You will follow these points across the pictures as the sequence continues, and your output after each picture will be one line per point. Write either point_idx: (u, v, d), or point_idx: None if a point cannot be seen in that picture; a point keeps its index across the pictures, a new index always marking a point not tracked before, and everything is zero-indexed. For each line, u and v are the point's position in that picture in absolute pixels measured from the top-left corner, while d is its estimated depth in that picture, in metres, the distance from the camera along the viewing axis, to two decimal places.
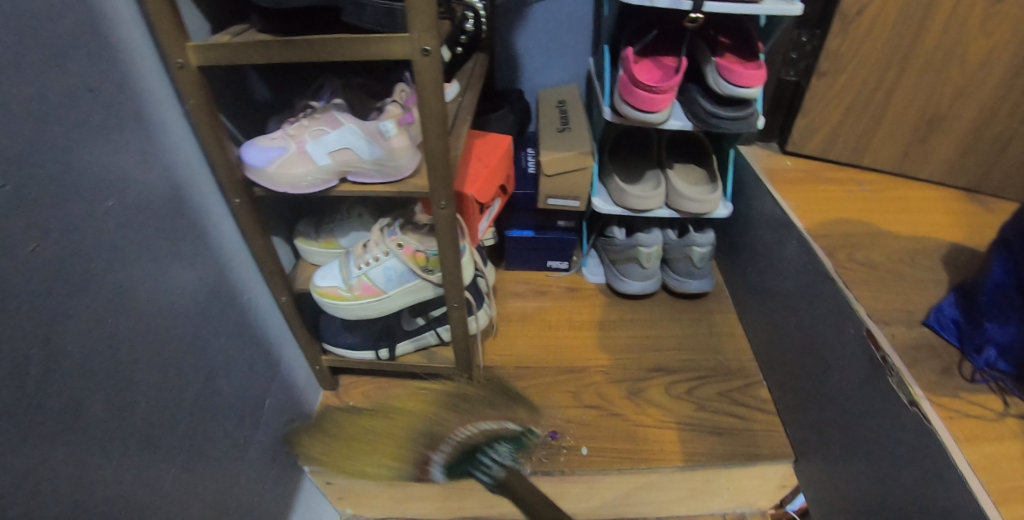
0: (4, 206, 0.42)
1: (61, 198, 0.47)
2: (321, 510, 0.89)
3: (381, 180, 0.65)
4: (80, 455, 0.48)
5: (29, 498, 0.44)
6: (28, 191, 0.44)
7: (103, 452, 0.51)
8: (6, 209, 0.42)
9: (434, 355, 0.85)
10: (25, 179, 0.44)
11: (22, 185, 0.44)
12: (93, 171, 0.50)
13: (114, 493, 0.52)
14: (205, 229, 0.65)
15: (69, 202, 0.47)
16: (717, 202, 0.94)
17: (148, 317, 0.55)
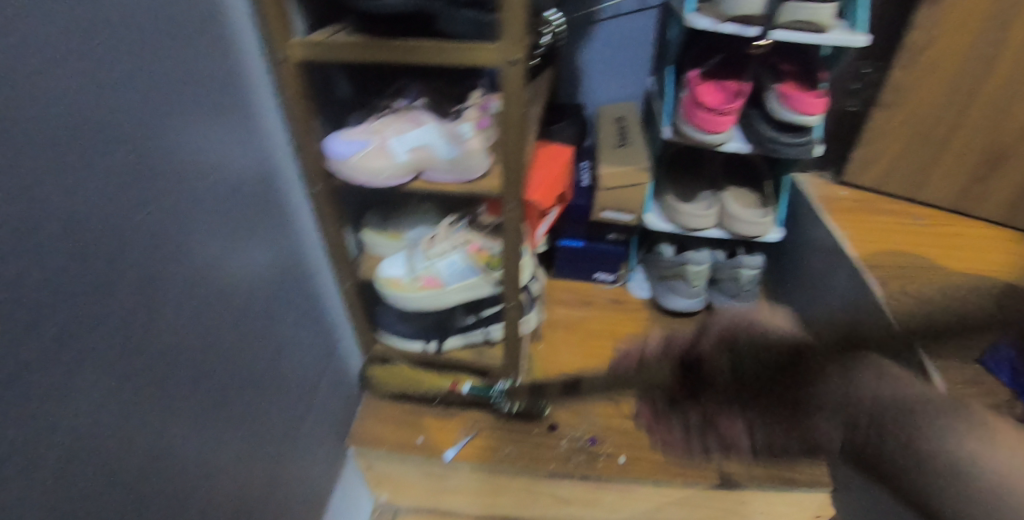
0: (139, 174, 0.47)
1: (182, 170, 0.51)
2: (360, 493, 0.93)
3: (454, 179, 0.69)
4: (172, 409, 0.52)
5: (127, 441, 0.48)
6: (158, 162, 0.48)
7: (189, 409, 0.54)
8: (140, 177, 0.47)
9: (483, 353, 0.89)
10: (158, 151, 0.48)
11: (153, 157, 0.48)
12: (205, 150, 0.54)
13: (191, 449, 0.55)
14: (286, 213, 0.69)
15: (187, 176, 0.52)
16: (769, 226, 0.95)
17: (235, 290, 0.60)
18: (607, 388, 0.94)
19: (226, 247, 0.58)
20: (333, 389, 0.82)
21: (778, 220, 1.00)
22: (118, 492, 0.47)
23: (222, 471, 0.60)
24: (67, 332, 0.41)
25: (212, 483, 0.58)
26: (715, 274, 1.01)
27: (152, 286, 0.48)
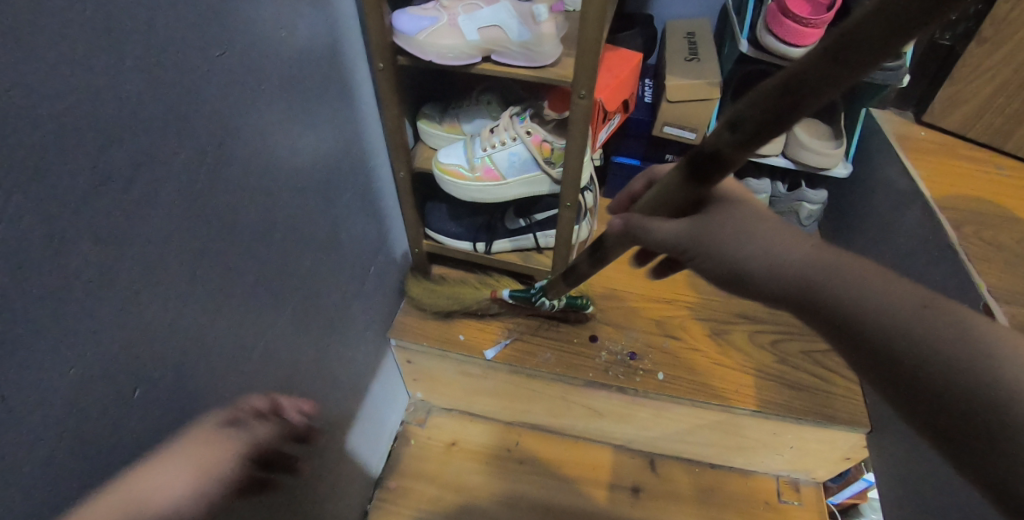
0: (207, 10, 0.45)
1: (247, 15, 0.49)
2: (397, 385, 0.96)
3: (524, 65, 0.66)
4: (227, 260, 0.53)
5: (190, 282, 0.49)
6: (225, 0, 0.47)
7: (242, 267, 0.55)
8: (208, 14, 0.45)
9: (531, 258, 0.87)
10: None
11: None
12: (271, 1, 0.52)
13: (242, 306, 0.56)
14: (348, 89, 0.67)
15: (251, 23, 0.50)
16: (838, 158, 0.90)
17: (289, 158, 0.59)
18: (647, 310, 0.92)
19: (285, 117, 0.57)
20: (379, 279, 0.82)
21: (848, 155, 0.95)
22: (181, 332, 0.48)
23: (270, 332, 0.61)
24: (138, 169, 0.41)
25: (262, 344, 0.60)
26: (773, 206, 0.97)
27: (213, 141, 0.48)
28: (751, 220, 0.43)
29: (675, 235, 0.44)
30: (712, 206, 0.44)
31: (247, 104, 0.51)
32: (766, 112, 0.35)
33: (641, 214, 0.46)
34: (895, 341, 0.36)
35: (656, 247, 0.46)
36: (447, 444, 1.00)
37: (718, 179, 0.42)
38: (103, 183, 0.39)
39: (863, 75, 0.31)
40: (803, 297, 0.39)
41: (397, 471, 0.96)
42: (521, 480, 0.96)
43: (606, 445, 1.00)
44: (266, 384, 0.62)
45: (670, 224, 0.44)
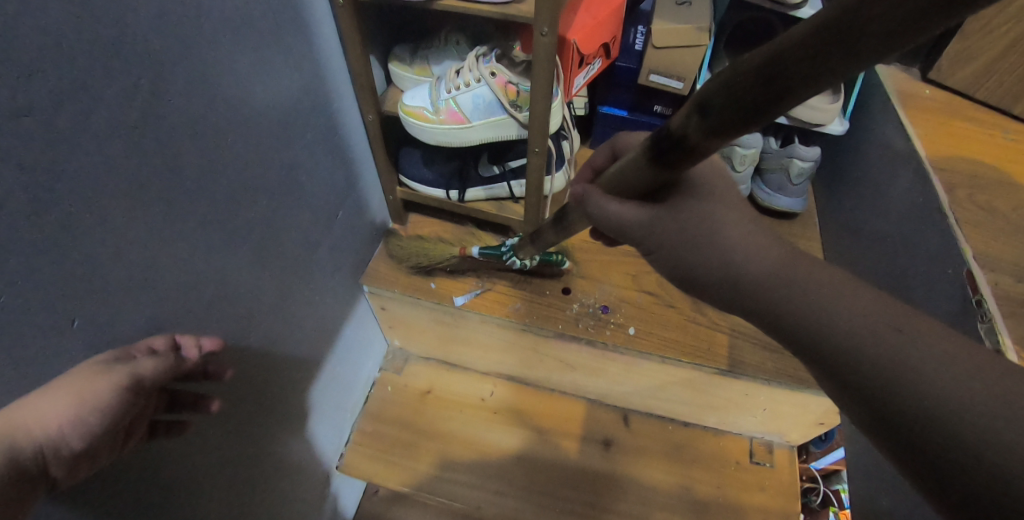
0: None
1: None
2: (373, 332, 0.96)
3: (486, 1, 0.63)
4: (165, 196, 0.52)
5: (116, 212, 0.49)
6: None
7: (180, 204, 0.55)
8: None
9: (505, 207, 0.86)
10: None
11: None
12: None
13: (184, 243, 0.56)
14: (306, 24, 0.65)
15: None
16: (835, 113, 0.86)
17: (233, 95, 0.58)
18: (622, 265, 0.90)
19: (227, 48, 0.56)
20: (349, 224, 0.82)
21: (845, 110, 0.91)
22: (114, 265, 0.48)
23: (218, 270, 0.61)
24: None
25: (215, 281, 0.60)
26: (765, 161, 0.93)
27: (133, 67, 0.47)
28: (717, 217, 0.45)
29: (641, 224, 0.46)
30: (680, 194, 0.46)
31: (177, 31, 0.50)
32: (730, 113, 0.35)
33: (608, 199, 0.47)
34: (850, 350, 0.40)
35: (616, 230, 0.48)
36: (423, 391, 1.01)
37: (681, 166, 0.42)
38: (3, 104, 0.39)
39: (820, 89, 0.31)
40: (768, 297, 0.43)
41: (372, 415, 0.98)
42: (493, 429, 0.97)
43: (580, 398, 1.00)
44: (218, 322, 0.62)
45: (637, 209, 0.46)
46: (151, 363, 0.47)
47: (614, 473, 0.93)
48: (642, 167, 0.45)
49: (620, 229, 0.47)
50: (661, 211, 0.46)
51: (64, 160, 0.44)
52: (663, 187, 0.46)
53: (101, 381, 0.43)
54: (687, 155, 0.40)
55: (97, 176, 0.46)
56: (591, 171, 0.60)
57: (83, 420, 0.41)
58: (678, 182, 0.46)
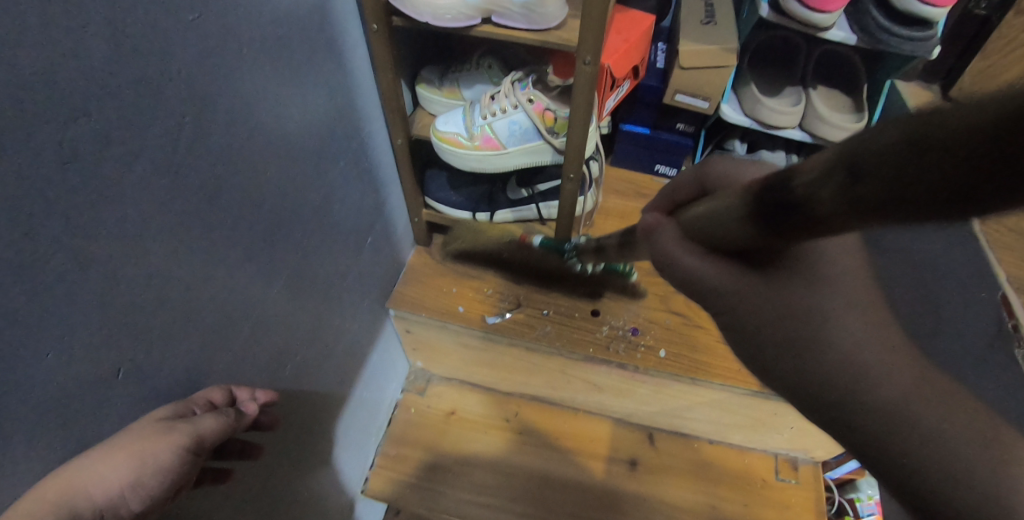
0: None
1: None
2: (396, 354, 0.95)
3: (526, 28, 0.62)
4: (203, 232, 0.51)
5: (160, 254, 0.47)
6: None
7: (219, 241, 0.53)
8: None
9: (533, 229, 0.85)
10: None
11: None
12: None
13: (222, 279, 0.55)
14: (341, 51, 0.64)
15: None
16: (859, 133, 0.86)
17: (272, 128, 0.57)
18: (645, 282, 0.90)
19: (268, 80, 0.55)
20: (377, 249, 0.81)
21: (869, 129, 0.91)
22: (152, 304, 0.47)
23: (253, 304, 0.60)
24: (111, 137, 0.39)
25: (249, 315, 0.59)
26: None
27: (183, 109, 0.46)
28: (849, 316, 0.38)
29: (732, 296, 0.38)
30: (797, 273, 0.38)
31: (221, 67, 0.49)
32: (834, 211, 0.27)
33: (700, 260, 0.39)
34: (930, 471, 0.37)
35: (690, 287, 0.40)
36: (447, 413, 1.00)
37: (792, 241, 0.32)
38: (60, 157, 0.38)
39: (918, 223, 0.25)
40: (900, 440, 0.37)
41: (395, 437, 0.97)
42: (519, 450, 0.96)
43: (605, 418, 1.00)
44: (252, 356, 0.61)
45: (724, 272, 0.38)
46: (211, 420, 0.48)
47: (642, 493, 0.93)
48: (731, 230, 0.36)
49: (697, 290, 0.39)
50: (749, 282, 0.38)
51: (113, 206, 0.42)
52: (778, 253, 0.37)
53: (161, 440, 0.44)
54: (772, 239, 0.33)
55: (144, 221, 0.45)
56: (666, 199, 0.47)
57: (143, 482, 0.42)
58: (799, 251, 0.37)
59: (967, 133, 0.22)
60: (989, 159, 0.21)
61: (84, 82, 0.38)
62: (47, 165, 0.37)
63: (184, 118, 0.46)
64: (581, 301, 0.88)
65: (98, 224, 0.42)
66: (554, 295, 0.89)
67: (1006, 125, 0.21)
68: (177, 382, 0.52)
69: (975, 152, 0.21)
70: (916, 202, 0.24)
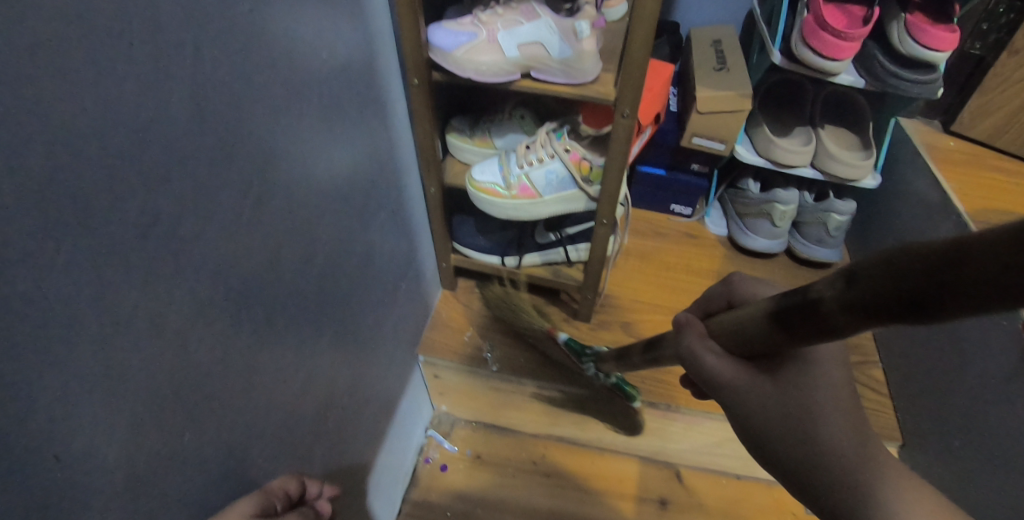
0: (242, 39, 0.44)
1: (280, 38, 0.48)
2: (423, 399, 0.95)
3: (564, 82, 0.64)
4: (259, 288, 0.52)
5: (222, 312, 0.47)
6: (259, 18, 0.45)
7: (272, 297, 0.54)
8: (244, 43, 0.44)
9: (560, 272, 0.86)
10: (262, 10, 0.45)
11: (259, 13, 0.45)
12: (307, 22, 0.51)
13: (274, 335, 0.55)
14: (385, 106, 0.66)
15: (287, 46, 0.49)
16: (868, 170, 0.89)
17: (321, 184, 0.58)
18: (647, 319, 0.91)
19: (321, 133, 0.56)
20: (409, 296, 0.82)
21: (877, 166, 0.94)
22: (209, 366, 0.47)
23: (300, 360, 0.60)
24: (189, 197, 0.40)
25: (297, 370, 0.60)
26: (801, 216, 0.96)
27: (248, 173, 0.47)
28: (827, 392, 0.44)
29: (745, 393, 0.44)
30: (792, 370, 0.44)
31: (279, 126, 0.50)
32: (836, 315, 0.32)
33: (716, 353, 0.45)
34: (837, 478, 0.41)
35: (704, 380, 0.46)
36: (472, 458, 0.99)
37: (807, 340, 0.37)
38: (144, 222, 0.38)
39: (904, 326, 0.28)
40: (778, 417, 0.43)
41: (421, 484, 0.95)
42: (546, 493, 0.95)
43: (632, 457, 0.99)
44: (300, 410, 0.61)
45: (735, 367, 0.44)
46: None
47: None
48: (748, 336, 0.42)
49: (709, 382, 0.45)
50: (750, 374, 0.44)
51: (187, 268, 0.43)
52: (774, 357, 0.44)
53: None
54: (819, 333, 0.34)
55: (212, 279, 0.46)
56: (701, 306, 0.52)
57: None
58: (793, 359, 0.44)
59: (967, 262, 0.24)
60: (946, 272, 0.25)
61: (169, 148, 0.39)
62: (135, 229, 0.38)
63: (250, 178, 0.48)
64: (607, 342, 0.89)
65: (175, 284, 0.42)
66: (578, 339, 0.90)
67: (1007, 251, 0.23)
68: (233, 442, 0.52)
69: (935, 262, 0.25)
70: (900, 305, 0.27)
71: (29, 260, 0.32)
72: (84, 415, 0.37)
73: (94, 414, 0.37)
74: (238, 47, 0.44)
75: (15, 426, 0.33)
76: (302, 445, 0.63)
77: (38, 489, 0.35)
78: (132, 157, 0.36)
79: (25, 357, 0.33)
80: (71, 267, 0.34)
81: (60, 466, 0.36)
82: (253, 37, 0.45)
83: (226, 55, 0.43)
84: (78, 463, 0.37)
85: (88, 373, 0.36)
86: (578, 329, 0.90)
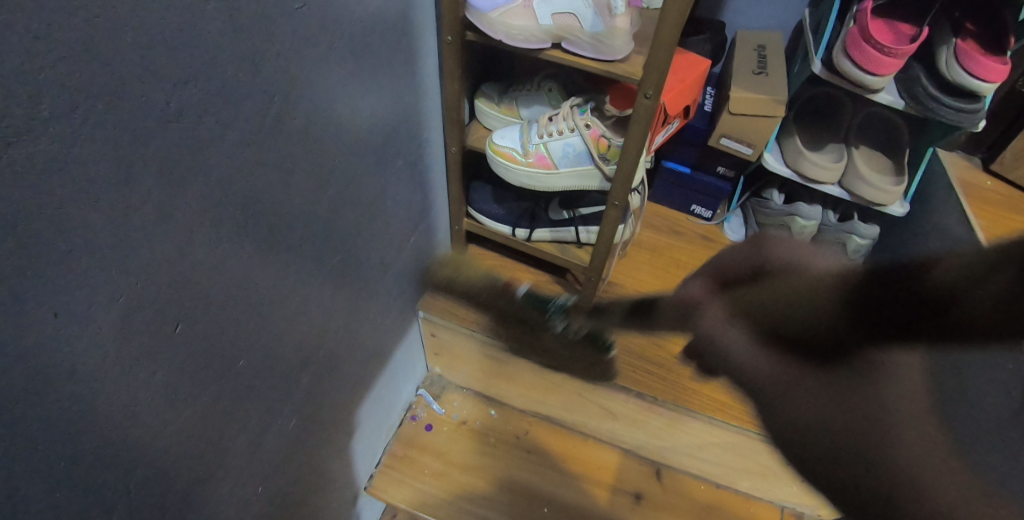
0: None
1: None
2: (418, 356, 0.97)
3: (592, 57, 0.65)
4: (267, 205, 0.54)
5: (226, 220, 0.50)
6: None
7: (278, 217, 0.56)
8: None
9: (568, 251, 0.87)
10: None
11: None
12: None
13: (276, 255, 0.57)
14: (417, 57, 0.68)
15: None
16: (896, 196, 0.87)
17: (342, 119, 0.60)
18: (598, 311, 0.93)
19: (347, 72, 0.58)
20: (417, 251, 0.84)
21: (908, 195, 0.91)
22: (207, 269, 0.49)
23: (298, 288, 0.62)
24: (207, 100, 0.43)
25: (294, 295, 0.62)
26: (821, 234, 0.95)
27: (269, 94, 0.50)
28: None
29: None
30: None
31: (305, 54, 0.52)
32: None
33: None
34: None
35: None
36: (458, 423, 1.00)
37: None
38: (166, 116, 0.41)
39: None
40: None
41: (404, 439, 0.97)
42: (524, 469, 0.96)
43: (615, 447, 1.00)
44: (292, 335, 0.64)
45: None
46: None
47: None
48: None
49: None
50: None
51: (199, 168, 0.45)
52: None
53: None
54: None
55: (221, 185, 0.48)
56: None
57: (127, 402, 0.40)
58: None
59: None
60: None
61: (196, 48, 0.41)
62: (156, 120, 0.40)
63: (272, 95, 0.50)
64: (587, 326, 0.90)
65: (186, 180, 0.44)
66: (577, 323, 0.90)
67: None
68: (221, 348, 0.54)
69: None
70: None
71: (60, 125, 0.35)
72: (85, 283, 0.39)
73: (93, 286, 0.40)
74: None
75: (26, 276, 0.36)
76: (289, 368, 0.65)
77: (36, 340, 0.37)
78: (160, 52, 0.39)
79: (42, 215, 0.35)
80: (92, 139, 0.37)
81: (59, 324, 0.38)
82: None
83: None
84: (74, 327, 0.40)
85: (96, 243, 0.39)
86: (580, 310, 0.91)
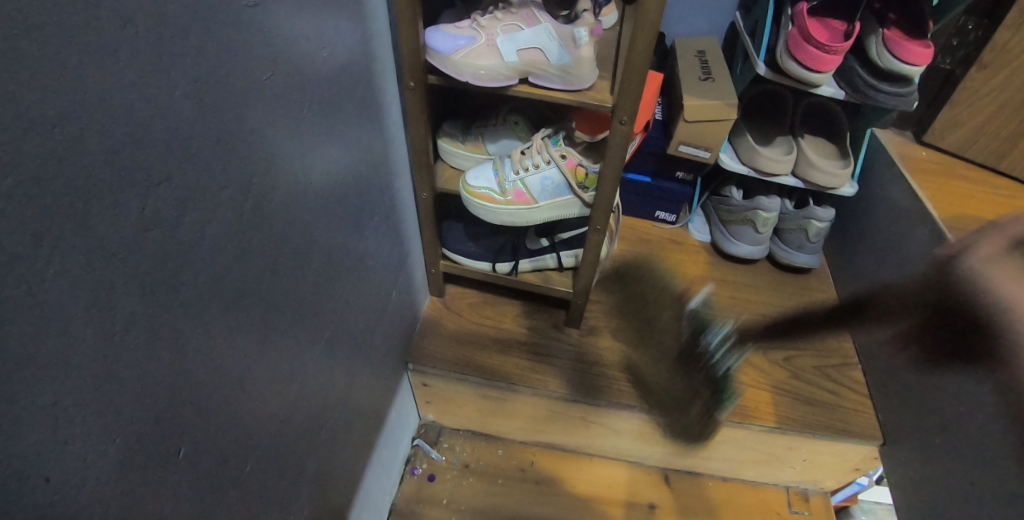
0: (253, 34, 0.42)
1: (286, 31, 0.46)
2: (411, 405, 0.94)
3: (561, 88, 0.64)
4: (262, 293, 0.50)
5: (223, 319, 0.45)
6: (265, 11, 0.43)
7: (273, 304, 0.52)
8: (254, 38, 0.42)
9: (551, 278, 0.86)
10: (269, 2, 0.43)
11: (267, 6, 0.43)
12: (310, 17, 0.49)
13: (274, 341, 0.53)
14: (381, 107, 0.65)
15: (290, 43, 0.47)
16: (847, 179, 0.91)
17: (317, 186, 0.56)
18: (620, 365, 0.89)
19: (320, 135, 0.55)
20: (399, 301, 0.81)
21: (854, 175, 0.97)
22: (210, 378, 0.44)
23: (298, 370, 0.58)
24: (187, 199, 0.39)
25: (296, 376, 0.58)
26: (781, 222, 0.98)
27: (251, 179, 0.46)
28: None
29: None
30: None
31: (282, 128, 0.48)
32: None
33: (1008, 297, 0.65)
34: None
35: None
36: (461, 466, 0.98)
37: None
38: (142, 224, 0.35)
39: None
40: None
41: (409, 495, 0.93)
42: (536, 501, 0.94)
43: (620, 462, 1.00)
44: (297, 418, 0.59)
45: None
46: None
47: None
48: None
49: None
50: None
51: (187, 269, 0.40)
52: None
53: None
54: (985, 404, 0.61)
55: (210, 286, 0.43)
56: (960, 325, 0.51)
57: None
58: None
59: None
60: None
61: (171, 146, 0.36)
62: (129, 233, 0.34)
63: (251, 178, 0.45)
64: (603, 368, 0.88)
65: (173, 291, 0.39)
66: (578, 365, 0.88)
67: None
68: (231, 454, 0.49)
69: None
70: None
71: (25, 265, 0.29)
72: (75, 435, 0.33)
73: (84, 436, 0.34)
74: (245, 47, 0.42)
75: (3, 450, 0.30)
76: (296, 453, 0.60)
77: (27, 515, 0.32)
78: (140, 158, 0.34)
79: (15, 378, 0.29)
80: (68, 270, 0.31)
81: (53, 487, 0.33)
82: (260, 35, 0.43)
83: (234, 47, 0.41)
84: (68, 487, 0.34)
85: (95, 383, 0.34)
86: (578, 352, 0.90)
